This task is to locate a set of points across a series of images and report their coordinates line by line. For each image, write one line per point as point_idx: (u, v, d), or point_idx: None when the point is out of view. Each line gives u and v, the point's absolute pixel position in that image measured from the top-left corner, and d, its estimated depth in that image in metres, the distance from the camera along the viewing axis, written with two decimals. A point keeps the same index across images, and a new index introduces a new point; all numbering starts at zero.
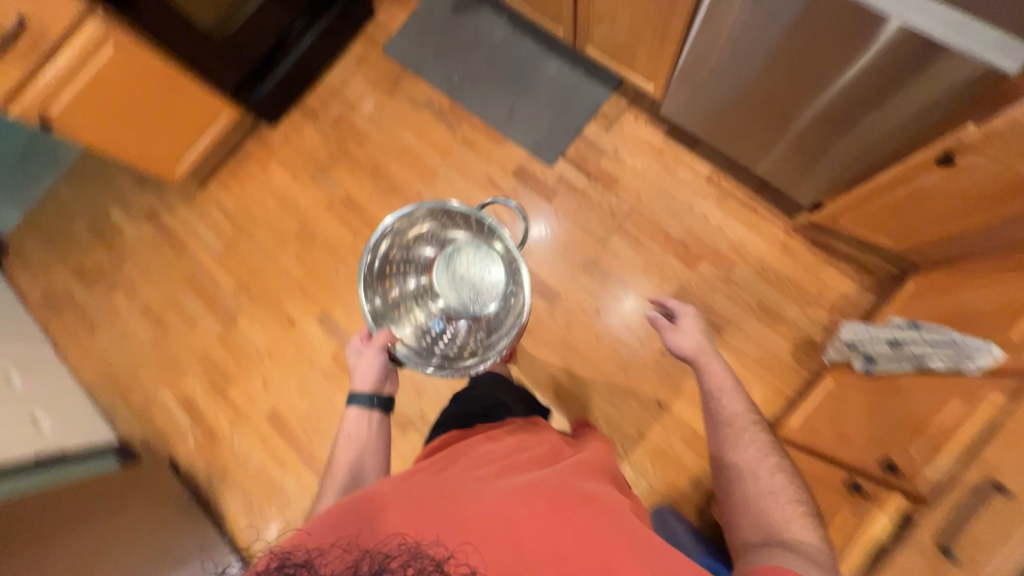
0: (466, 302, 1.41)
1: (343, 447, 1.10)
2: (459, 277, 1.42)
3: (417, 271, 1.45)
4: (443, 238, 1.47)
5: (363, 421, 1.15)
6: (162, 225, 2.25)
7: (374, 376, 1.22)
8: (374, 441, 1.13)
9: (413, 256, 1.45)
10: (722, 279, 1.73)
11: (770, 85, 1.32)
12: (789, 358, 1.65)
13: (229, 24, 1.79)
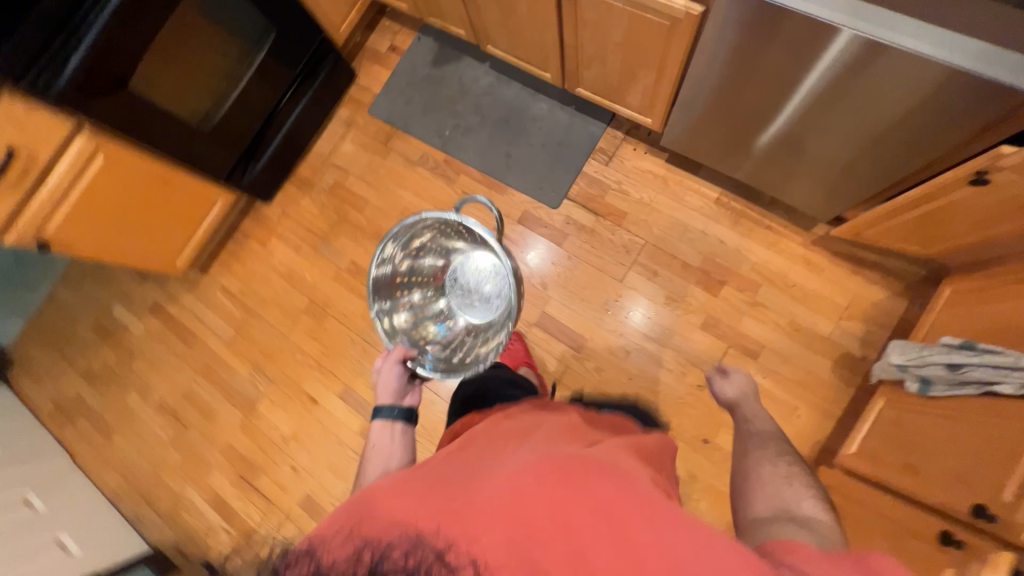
0: (471, 303, 1.63)
1: (369, 465, 1.05)
2: (463, 280, 1.64)
3: (423, 277, 1.62)
4: (447, 249, 1.64)
5: (385, 437, 1.11)
6: (168, 316, 2.21)
7: (393, 388, 1.20)
8: (397, 453, 1.08)
9: (420, 264, 1.60)
10: (748, 302, 1.69)
11: (741, 96, 1.25)
12: (831, 376, 1.60)
13: (213, 114, 1.77)
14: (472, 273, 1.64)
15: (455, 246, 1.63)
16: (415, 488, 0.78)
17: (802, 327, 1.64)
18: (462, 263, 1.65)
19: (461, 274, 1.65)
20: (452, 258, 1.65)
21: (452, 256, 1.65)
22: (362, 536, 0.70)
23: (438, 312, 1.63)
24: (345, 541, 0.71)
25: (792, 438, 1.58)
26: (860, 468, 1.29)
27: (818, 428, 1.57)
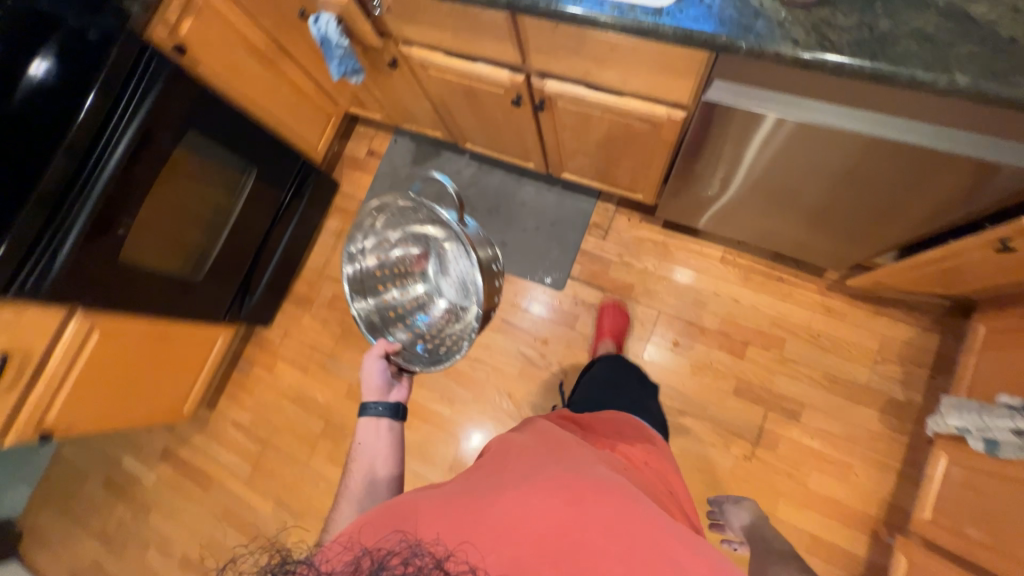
0: (458, 290, 1.09)
1: (357, 468, 0.93)
2: (444, 260, 1.10)
3: (391, 263, 1.10)
4: (418, 224, 1.08)
5: (373, 437, 0.97)
6: (180, 460, 2.12)
7: (377, 385, 1.01)
8: (385, 452, 0.96)
9: (389, 248, 1.09)
10: (777, 358, 1.64)
11: (706, 161, 1.21)
12: (879, 425, 1.52)
13: (203, 261, 1.73)
14: (453, 246, 1.07)
15: (427, 214, 1.04)
16: (417, 501, 0.70)
17: (837, 377, 1.58)
18: (441, 239, 1.08)
19: (442, 254, 1.10)
20: (428, 236, 1.09)
21: (427, 233, 1.08)
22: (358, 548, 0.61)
23: (420, 306, 1.13)
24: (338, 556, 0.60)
25: (855, 499, 1.49)
26: (944, 541, 1.20)
27: (880, 485, 1.49)
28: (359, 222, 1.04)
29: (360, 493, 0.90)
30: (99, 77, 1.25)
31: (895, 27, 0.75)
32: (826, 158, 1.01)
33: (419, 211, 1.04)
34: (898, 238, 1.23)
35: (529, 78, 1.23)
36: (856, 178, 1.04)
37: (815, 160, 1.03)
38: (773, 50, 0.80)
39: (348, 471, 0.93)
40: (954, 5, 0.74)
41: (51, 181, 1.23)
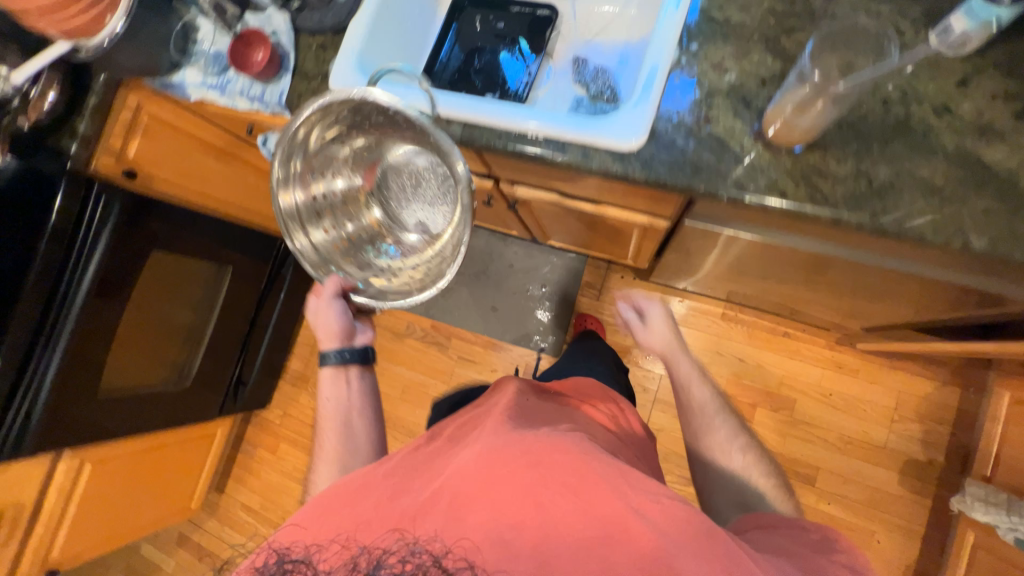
0: (425, 204, 0.99)
1: (334, 425, 0.94)
2: (402, 177, 1.00)
3: (334, 189, 0.96)
4: (360, 146, 0.95)
5: (343, 388, 0.99)
6: (194, 546, 2.13)
7: (339, 327, 0.99)
8: (359, 405, 0.98)
9: (329, 176, 0.94)
10: (788, 419, 1.56)
11: (693, 249, 1.11)
12: (899, 487, 1.47)
13: (187, 370, 1.67)
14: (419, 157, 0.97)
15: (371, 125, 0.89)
16: (394, 485, 0.71)
17: (853, 438, 1.52)
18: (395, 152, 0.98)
19: (397, 168, 1.00)
20: (375, 155, 0.98)
21: (374, 148, 0.97)
22: (348, 540, 0.64)
23: (379, 235, 1.01)
24: (332, 542, 0.65)
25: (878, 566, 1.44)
26: None
27: (904, 551, 1.44)
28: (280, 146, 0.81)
29: (336, 453, 0.92)
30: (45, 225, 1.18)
31: (895, 177, 0.66)
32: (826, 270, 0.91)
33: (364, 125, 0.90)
34: (927, 320, 1.13)
35: (498, 185, 1.13)
36: (860, 284, 0.95)
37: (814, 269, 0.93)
38: (759, 201, 0.70)
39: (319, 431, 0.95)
40: (965, 151, 0.64)
41: (15, 338, 1.19)
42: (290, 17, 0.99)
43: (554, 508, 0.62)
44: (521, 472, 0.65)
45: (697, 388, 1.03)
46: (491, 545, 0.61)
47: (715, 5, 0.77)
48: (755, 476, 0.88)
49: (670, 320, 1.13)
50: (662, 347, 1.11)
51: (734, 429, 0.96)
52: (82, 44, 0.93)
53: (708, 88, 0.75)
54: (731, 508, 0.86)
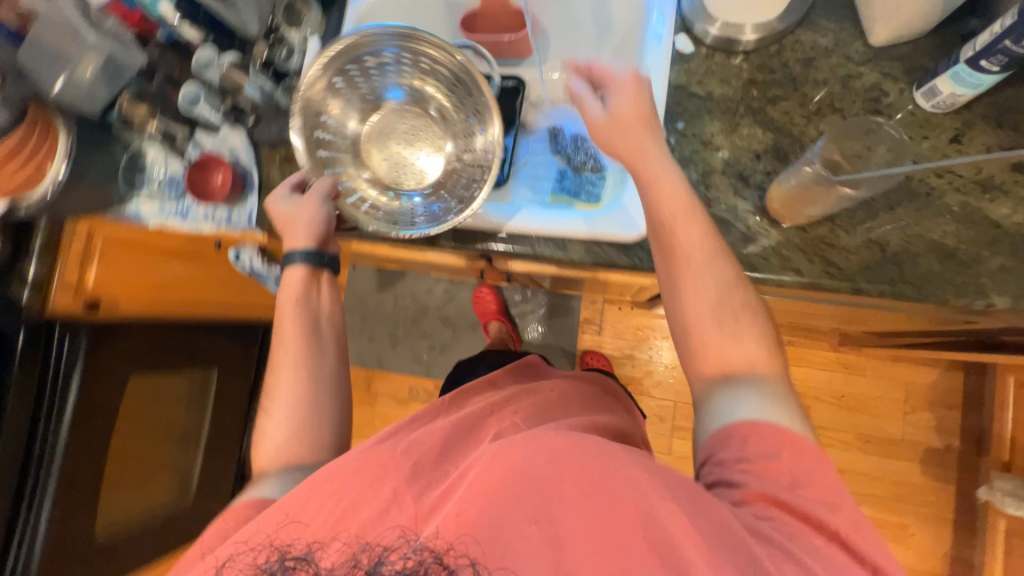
0: (428, 153, 0.91)
1: (297, 333, 0.82)
2: (409, 125, 0.92)
3: (342, 122, 0.90)
4: (389, 84, 0.90)
5: (312, 301, 0.85)
6: None
7: (320, 231, 0.82)
8: (329, 317, 0.85)
9: (343, 107, 0.89)
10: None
11: None
12: (922, 477, 1.49)
13: (188, 487, 1.56)
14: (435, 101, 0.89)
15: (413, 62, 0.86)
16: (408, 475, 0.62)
17: (870, 436, 1.54)
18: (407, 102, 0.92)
19: (407, 117, 0.93)
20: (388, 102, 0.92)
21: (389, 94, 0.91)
22: (344, 537, 0.56)
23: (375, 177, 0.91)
24: (325, 532, 0.57)
25: (917, 559, 1.46)
26: None
27: (938, 539, 1.46)
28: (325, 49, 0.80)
29: (300, 359, 0.82)
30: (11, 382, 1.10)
31: (908, 242, 0.65)
32: (838, 309, 0.90)
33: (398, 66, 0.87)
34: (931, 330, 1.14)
35: (491, 264, 1.09)
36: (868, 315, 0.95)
37: (824, 309, 0.92)
38: (774, 280, 0.69)
39: (281, 335, 0.83)
40: (971, 209, 0.64)
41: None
42: (246, 132, 0.92)
43: (578, 503, 0.51)
44: (549, 468, 0.54)
45: (682, 224, 0.68)
46: (499, 548, 0.51)
47: (694, 80, 0.75)
48: (749, 342, 0.65)
49: (644, 107, 0.71)
50: (632, 147, 0.69)
51: (728, 275, 0.68)
52: (22, 200, 0.86)
53: (703, 168, 0.73)
54: (716, 386, 0.65)
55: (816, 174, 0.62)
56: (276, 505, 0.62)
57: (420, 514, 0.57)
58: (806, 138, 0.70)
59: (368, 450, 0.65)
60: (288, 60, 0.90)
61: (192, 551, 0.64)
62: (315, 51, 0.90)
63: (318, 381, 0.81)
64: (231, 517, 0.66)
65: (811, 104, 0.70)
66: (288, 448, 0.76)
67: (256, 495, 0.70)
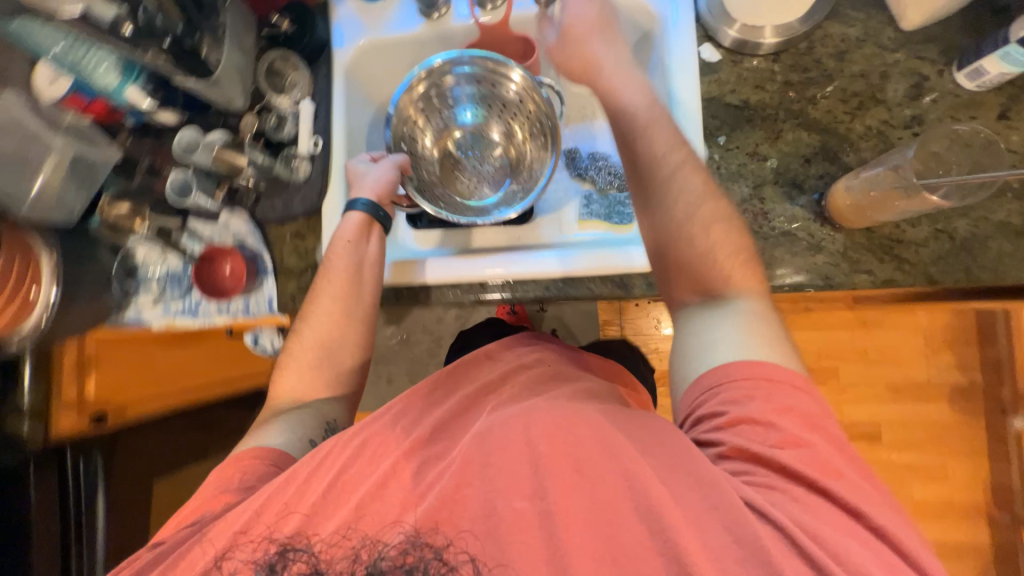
0: (498, 171, 0.88)
1: (341, 272, 0.77)
2: (479, 143, 0.88)
3: (415, 143, 0.86)
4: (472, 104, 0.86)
5: (361, 245, 0.79)
6: None
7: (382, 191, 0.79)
8: (373, 264, 0.79)
9: (418, 131, 0.85)
10: (837, 388, 1.60)
11: None
12: (952, 415, 1.55)
13: None
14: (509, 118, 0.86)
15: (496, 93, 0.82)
16: (407, 451, 0.64)
17: (899, 385, 1.58)
18: (481, 122, 0.87)
19: (477, 142, 0.89)
20: (462, 125, 0.88)
21: (465, 117, 0.87)
22: (347, 527, 0.59)
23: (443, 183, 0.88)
24: (329, 515, 0.60)
25: (959, 493, 1.53)
26: None
27: (975, 470, 1.53)
28: (419, 68, 0.77)
29: (341, 290, 0.78)
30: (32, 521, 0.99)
31: (975, 228, 0.64)
32: None
33: (482, 90, 0.83)
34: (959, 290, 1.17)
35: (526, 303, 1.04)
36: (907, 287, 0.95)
37: None
38: (846, 286, 0.67)
39: (327, 267, 0.79)
40: None
41: None
42: (248, 214, 0.85)
43: (568, 479, 0.56)
44: (540, 446, 0.58)
45: (653, 133, 0.68)
46: (492, 526, 0.56)
47: (727, 89, 0.72)
48: (724, 262, 0.64)
49: (607, 16, 0.72)
50: (584, 66, 0.72)
51: (702, 185, 0.66)
52: (12, 332, 0.78)
53: (754, 181, 0.70)
54: (697, 316, 0.64)
55: (897, 178, 0.60)
56: (270, 492, 0.63)
57: (417, 494, 0.59)
58: (853, 135, 0.68)
59: (365, 429, 0.67)
60: (281, 130, 0.82)
61: (186, 507, 0.68)
62: (308, 114, 0.82)
63: (348, 323, 0.80)
64: (231, 466, 0.71)
65: (853, 99, 0.68)
66: (305, 378, 0.80)
67: (257, 442, 0.74)
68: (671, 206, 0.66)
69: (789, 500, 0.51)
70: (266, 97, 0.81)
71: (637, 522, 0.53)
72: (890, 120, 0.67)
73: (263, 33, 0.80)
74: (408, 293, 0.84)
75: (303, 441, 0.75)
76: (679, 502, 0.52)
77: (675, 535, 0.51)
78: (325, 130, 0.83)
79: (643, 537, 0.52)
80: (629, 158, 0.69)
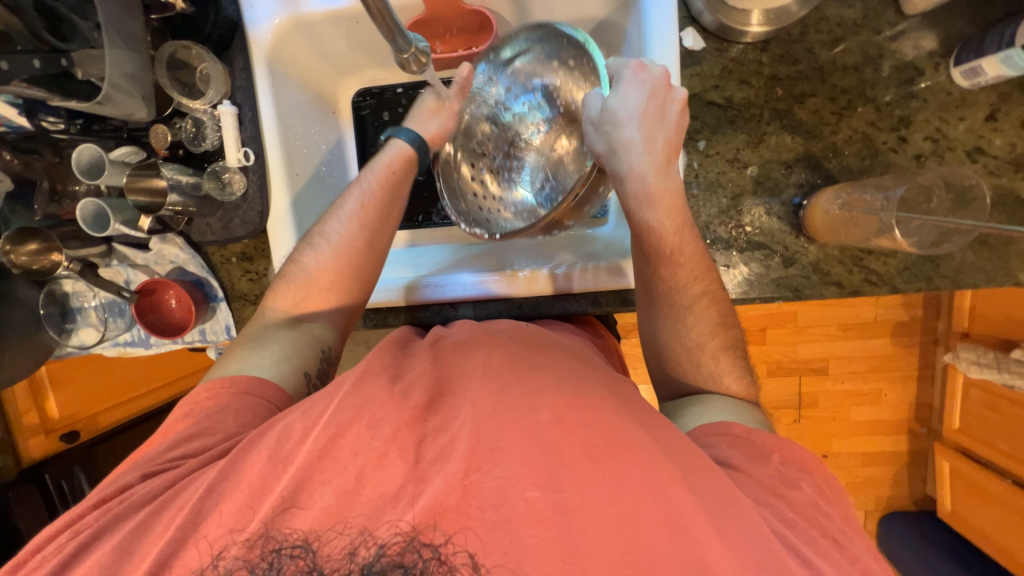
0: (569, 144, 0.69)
1: (370, 198, 0.65)
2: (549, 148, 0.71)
3: (481, 171, 0.73)
4: (530, 103, 0.72)
5: (402, 184, 0.67)
6: None
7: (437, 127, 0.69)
8: (402, 196, 0.68)
9: (481, 153, 0.73)
10: (795, 330, 1.55)
11: None
12: (895, 348, 1.56)
13: None
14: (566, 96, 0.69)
15: (527, 67, 0.70)
16: (411, 420, 0.44)
17: (849, 324, 1.55)
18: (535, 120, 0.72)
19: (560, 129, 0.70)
20: (525, 130, 0.72)
21: (528, 116, 0.72)
22: (329, 522, 0.39)
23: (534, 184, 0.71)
24: (321, 483, 0.41)
25: (889, 414, 1.61)
26: (983, 445, 1.44)
27: (905, 394, 1.60)
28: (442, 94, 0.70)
29: (361, 212, 0.65)
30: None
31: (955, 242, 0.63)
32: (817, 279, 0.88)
33: (527, 81, 0.71)
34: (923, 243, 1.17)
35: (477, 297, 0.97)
36: None
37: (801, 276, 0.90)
38: (815, 296, 0.67)
39: (361, 183, 0.66)
40: (1004, 194, 0.62)
41: None
42: (183, 238, 0.75)
43: (585, 471, 0.40)
44: (558, 433, 0.42)
45: (676, 262, 0.61)
46: (501, 520, 0.39)
47: (709, 85, 0.66)
48: (727, 381, 0.60)
49: (659, 104, 0.58)
50: (611, 163, 0.60)
51: (711, 323, 0.61)
52: None
53: (733, 191, 0.66)
54: (685, 401, 0.61)
55: (871, 205, 0.59)
56: (243, 467, 0.44)
57: (420, 473, 0.40)
58: (837, 139, 0.64)
59: (363, 388, 0.46)
60: (200, 140, 0.72)
61: (154, 446, 0.51)
62: (232, 120, 0.70)
63: (369, 255, 0.66)
64: (211, 391, 0.56)
65: (842, 96, 0.64)
66: (311, 299, 0.64)
67: (234, 368, 0.59)
68: (688, 329, 0.62)
69: (821, 530, 0.45)
70: (173, 101, 0.69)
71: (648, 510, 0.39)
72: (878, 122, 0.63)
73: (151, 18, 0.66)
74: (377, 315, 0.79)
75: (299, 373, 0.60)
76: (693, 488, 0.42)
77: (688, 521, 0.39)
78: (255, 138, 0.71)
79: (666, 547, 0.38)
80: (648, 280, 0.63)
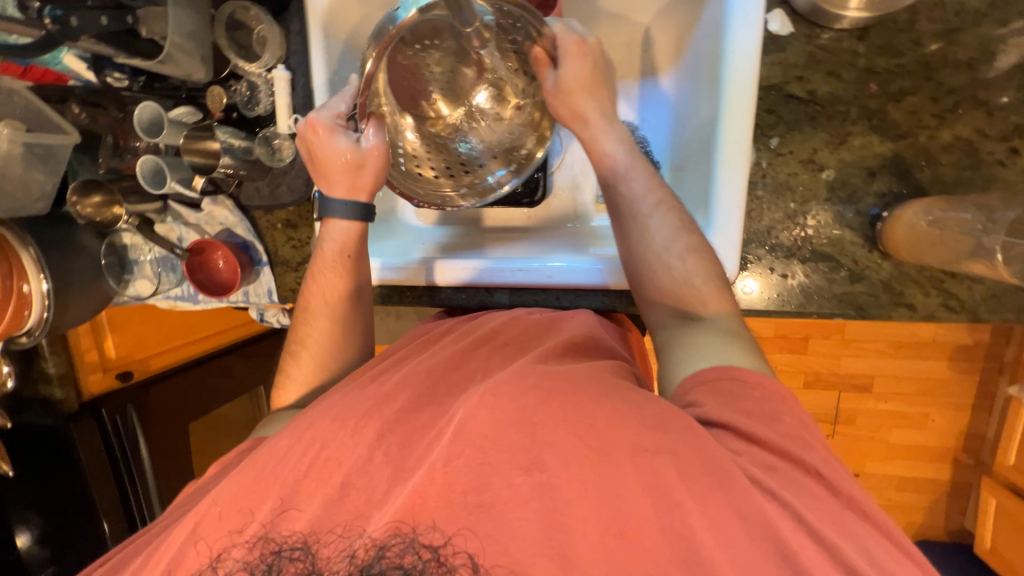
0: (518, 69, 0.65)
1: (331, 287, 0.66)
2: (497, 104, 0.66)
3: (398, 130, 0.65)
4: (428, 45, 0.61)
5: (356, 257, 0.66)
6: None
7: (362, 180, 0.62)
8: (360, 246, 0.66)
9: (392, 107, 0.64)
10: (840, 343, 1.46)
11: None
12: (953, 373, 1.45)
13: None
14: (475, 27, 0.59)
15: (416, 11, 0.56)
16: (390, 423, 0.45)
17: (905, 341, 1.44)
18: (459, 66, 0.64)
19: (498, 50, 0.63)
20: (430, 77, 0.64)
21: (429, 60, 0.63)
22: (326, 522, 0.40)
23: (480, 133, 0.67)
24: (312, 490, 0.42)
25: (935, 440, 1.51)
26: None
27: (956, 422, 1.50)
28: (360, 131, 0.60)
29: (330, 299, 0.67)
30: (60, 480, 1.04)
31: None
32: None
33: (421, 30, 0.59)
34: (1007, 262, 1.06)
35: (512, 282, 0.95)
36: None
37: None
38: (881, 316, 0.61)
39: (317, 275, 0.66)
40: None
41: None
42: (232, 201, 0.77)
43: (578, 457, 0.39)
44: (542, 414, 0.41)
45: (632, 177, 0.61)
46: (487, 504, 0.38)
47: (792, 75, 0.59)
48: (697, 282, 0.56)
49: (599, 74, 0.61)
50: (574, 121, 0.62)
51: (675, 225, 0.58)
52: (20, 330, 0.72)
53: (802, 195, 0.61)
54: (674, 334, 0.55)
55: (969, 225, 0.53)
56: (242, 474, 0.45)
57: (405, 470, 0.41)
58: (935, 145, 0.57)
59: (352, 403, 0.47)
60: (255, 104, 0.72)
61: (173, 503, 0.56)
62: (285, 85, 0.69)
63: (346, 327, 0.68)
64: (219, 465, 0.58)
65: (948, 97, 0.56)
66: (312, 373, 0.67)
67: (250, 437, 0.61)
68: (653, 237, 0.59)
69: None
70: (230, 62, 0.70)
71: (652, 514, 0.37)
72: (987, 129, 0.56)
73: None
74: (411, 293, 0.79)
75: None
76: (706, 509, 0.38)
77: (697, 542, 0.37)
78: (306, 105, 0.71)
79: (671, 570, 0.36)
80: (609, 204, 0.63)
